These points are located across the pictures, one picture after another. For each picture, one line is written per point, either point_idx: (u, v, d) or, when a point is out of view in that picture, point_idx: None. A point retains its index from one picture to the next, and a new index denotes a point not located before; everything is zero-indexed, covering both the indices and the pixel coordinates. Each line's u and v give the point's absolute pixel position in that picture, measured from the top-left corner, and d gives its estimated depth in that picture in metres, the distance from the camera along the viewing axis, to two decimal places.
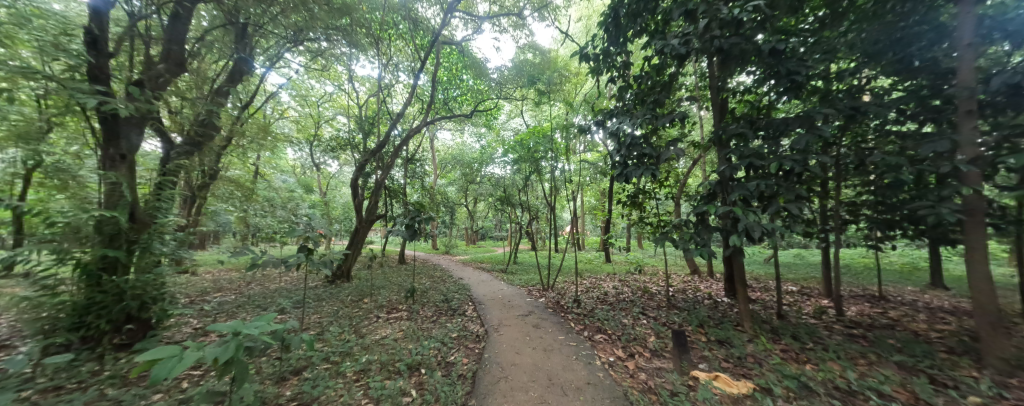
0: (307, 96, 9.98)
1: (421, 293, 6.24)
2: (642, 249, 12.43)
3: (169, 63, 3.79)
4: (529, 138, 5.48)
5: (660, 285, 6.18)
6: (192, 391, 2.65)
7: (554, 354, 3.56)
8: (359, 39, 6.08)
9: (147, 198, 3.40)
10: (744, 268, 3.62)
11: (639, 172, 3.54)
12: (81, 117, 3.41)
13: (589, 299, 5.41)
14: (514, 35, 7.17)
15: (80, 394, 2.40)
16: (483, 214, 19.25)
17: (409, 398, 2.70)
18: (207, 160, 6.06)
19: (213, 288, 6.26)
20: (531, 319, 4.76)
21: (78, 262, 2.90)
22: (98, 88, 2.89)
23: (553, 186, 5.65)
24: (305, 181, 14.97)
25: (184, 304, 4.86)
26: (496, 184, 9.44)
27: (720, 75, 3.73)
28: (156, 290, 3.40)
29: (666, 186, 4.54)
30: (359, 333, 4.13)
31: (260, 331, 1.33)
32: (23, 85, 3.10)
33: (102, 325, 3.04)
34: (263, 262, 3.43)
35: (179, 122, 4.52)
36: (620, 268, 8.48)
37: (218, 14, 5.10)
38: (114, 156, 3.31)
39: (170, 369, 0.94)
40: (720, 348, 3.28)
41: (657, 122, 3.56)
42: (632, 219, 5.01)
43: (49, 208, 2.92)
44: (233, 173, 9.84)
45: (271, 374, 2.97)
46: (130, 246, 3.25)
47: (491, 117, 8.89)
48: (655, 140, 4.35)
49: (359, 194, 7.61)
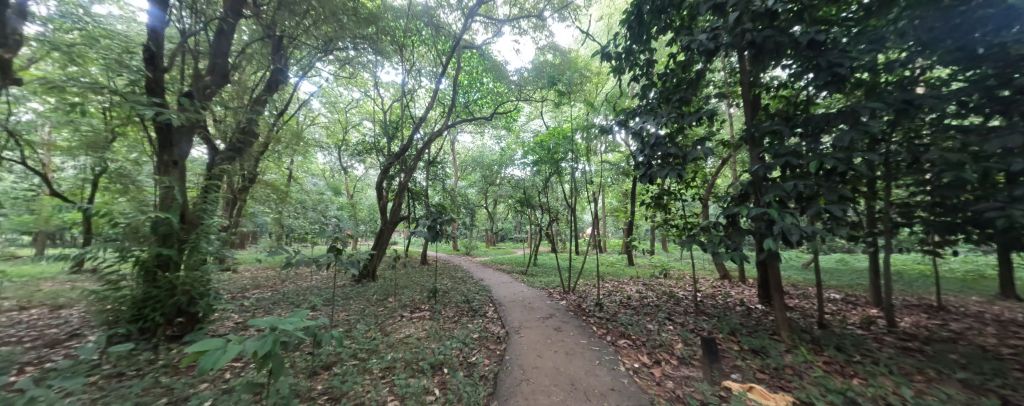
0: (336, 103, 10.45)
1: (443, 293, 6.35)
2: (666, 253, 12.00)
3: (215, 76, 4.06)
4: (549, 139, 5.50)
5: (687, 289, 5.95)
6: (234, 381, 2.84)
7: (577, 358, 3.50)
8: (385, 47, 6.33)
9: (197, 200, 3.66)
10: (780, 273, 3.42)
11: (664, 172, 3.43)
12: (140, 127, 3.75)
13: (612, 303, 5.29)
14: (534, 37, 7.16)
15: (139, 381, 2.64)
16: (502, 216, 19.30)
17: (432, 397, 2.75)
18: (246, 165, 6.49)
19: (252, 285, 6.68)
20: (552, 322, 4.72)
21: (138, 259, 3.17)
22: (155, 101, 3.18)
23: (573, 188, 5.56)
24: (332, 184, 15.68)
25: (228, 300, 5.23)
26: (516, 185, 9.45)
27: (751, 70, 3.54)
28: (203, 286, 3.58)
29: (693, 187, 4.38)
30: (384, 331, 4.26)
31: (294, 327, 1.41)
32: (95, 100, 3.47)
33: (156, 317, 3.28)
34: (297, 262, 3.62)
35: (223, 130, 4.85)
36: (644, 271, 8.26)
37: (257, 28, 5.46)
38: (168, 162, 3.60)
39: (218, 359, 1.03)
40: (755, 357, 3.11)
41: (684, 121, 3.44)
42: (656, 222, 4.87)
43: (115, 211, 3.25)
44: (269, 176, 10.47)
45: (303, 368, 3.13)
46: (181, 245, 3.47)
47: (511, 119, 8.91)
48: (681, 139, 4.20)
49: (384, 196, 7.84)
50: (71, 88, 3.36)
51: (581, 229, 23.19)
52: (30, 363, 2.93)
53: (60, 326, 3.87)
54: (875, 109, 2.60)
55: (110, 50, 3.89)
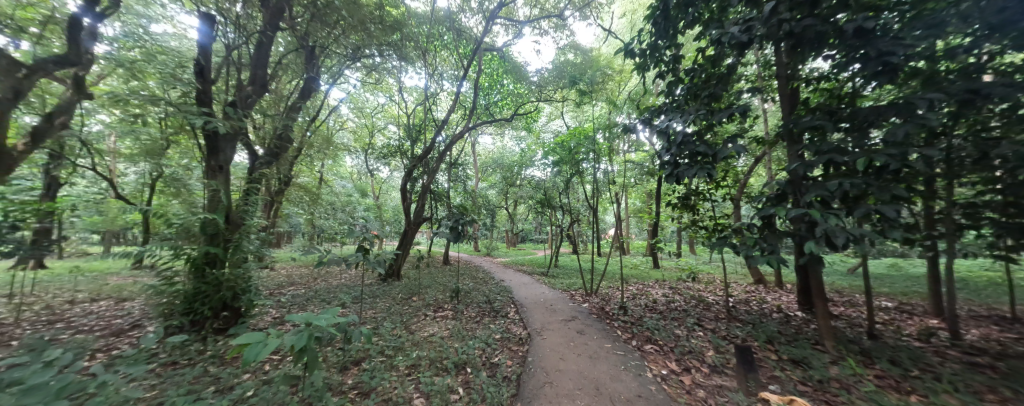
0: (362, 108, 10.87)
1: (465, 293, 6.44)
2: (694, 256, 11.50)
3: (255, 86, 4.34)
4: (570, 139, 5.42)
5: (718, 294, 5.67)
6: (274, 372, 3.02)
7: (601, 362, 3.43)
8: (409, 53, 6.53)
9: (239, 202, 3.91)
10: (823, 279, 3.19)
11: (692, 172, 3.28)
12: (190, 135, 4.06)
13: (637, 307, 5.14)
14: (555, 37, 7.12)
15: (191, 370, 2.86)
16: (523, 217, 19.28)
17: (457, 395, 2.80)
18: (282, 168, 6.89)
19: (288, 282, 7.07)
20: (575, 324, 4.65)
21: (189, 256, 3.44)
22: (204, 111, 3.44)
23: (595, 188, 5.46)
24: (360, 186, 16.32)
25: (266, 296, 5.57)
26: (536, 186, 9.41)
27: (789, 62, 3.32)
28: (245, 283, 3.81)
29: (723, 187, 4.18)
30: (409, 329, 4.36)
31: (327, 322, 1.53)
32: (152, 112, 3.81)
33: (204, 311, 3.55)
34: (328, 261, 3.79)
35: (262, 136, 5.17)
36: (670, 274, 7.98)
37: (292, 40, 5.79)
38: (214, 167, 3.88)
39: (260, 352, 1.18)
40: (796, 368, 2.91)
41: (713, 118, 3.28)
42: (683, 223, 4.69)
43: (169, 212, 3.54)
44: (302, 179, 11.07)
45: (335, 363, 3.27)
46: (226, 244, 3.73)
47: (531, 120, 8.88)
48: (710, 137, 4.01)
49: (407, 197, 8.05)
50: (133, 101, 3.70)
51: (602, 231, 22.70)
52: (101, 350, 3.26)
53: (124, 317, 4.27)
54: (935, 100, 2.36)
55: (164, 65, 4.26)
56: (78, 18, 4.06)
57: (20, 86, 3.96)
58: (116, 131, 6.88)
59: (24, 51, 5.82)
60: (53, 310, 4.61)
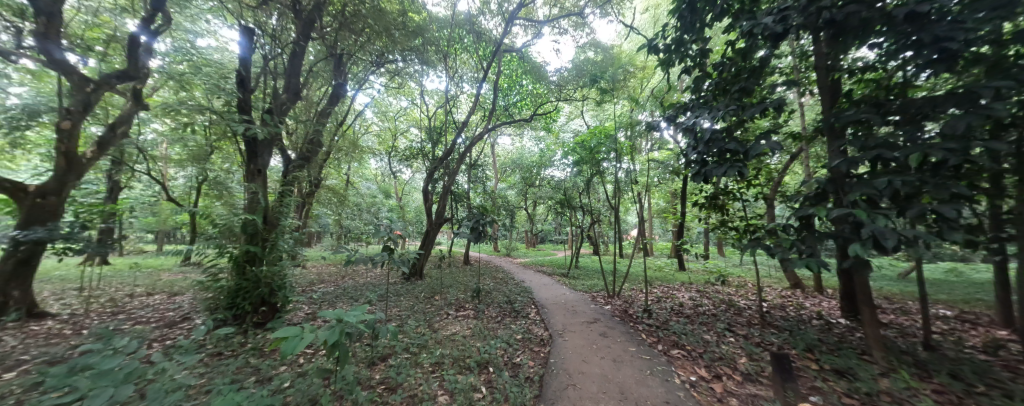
0: (386, 112, 11.23)
1: (486, 293, 6.49)
2: (723, 258, 11.00)
3: (289, 93, 4.58)
4: (591, 138, 5.33)
5: (750, 298, 5.40)
6: (308, 365, 3.19)
7: (625, 366, 3.36)
8: (430, 57, 6.70)
9: (275, 203, 4.14)
10: (870, 285, 2.95)
11: (721, 171, 3.10)
12: (233, 141, 4.36)
13: (662, 310, 4.99)
14: (575, 35, 7.05)
15: (234, 361, 3.07)
16: (542, 217, 19.21)
17: (480, 394, 2.83)
18: (313, 171, 7.24)
19: (318, 280, 7.42)
20: (598, 327, 4.57)
21: (232, 254, 3.69)
22: (243, 118, 3.67)
23: (616, 188, 5.35)
24: (383, 187, 16.88)
25: (299, 293, 5.88)
26: (556, 186, 9.34)
27: (829, 52, 3.09)
28: (280, 280, 4.02)
29: (755, 185, 3.97)
30: (432, 327, 4.46)
31: (357, 319, 1.60)
32: (197, 121, 4.11)
33: (245, 305, 3.78)
34: (356, 260, 3.94)
35: (295, 141, 5.45)
36: (697, 277, 7.68)
37: (322, 49, 6.07)
38: (253, 170, 4.13)
39: (297, 345, 1.25)
40: (839, 379, 2.72)
41: (745, 114, 3.11)
42: (711, 224, 4.50)
43: (213, 214, 3.81)
44: (330, 181, 11.61)
45: (363, 358, 3.39)
46: (264, 243, 3.96)
47: (551, 119, 8.85)
48: (740, 134, 3.82)
49: (429, 198, 8.23)
50: (182, 111, 4.01)
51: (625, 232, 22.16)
52: (157, 339, 3.55)
53: (175, 310, 4.64)
54: (1004, 89, 2.11)
55: (209, 77, 4.59)
56: (136, 37, 4.47)
57: (89, 100, 4.44)
58: (167, 139, 7.50)
59: (93, 68, 6.46)
60: (117, 302, 5.09)
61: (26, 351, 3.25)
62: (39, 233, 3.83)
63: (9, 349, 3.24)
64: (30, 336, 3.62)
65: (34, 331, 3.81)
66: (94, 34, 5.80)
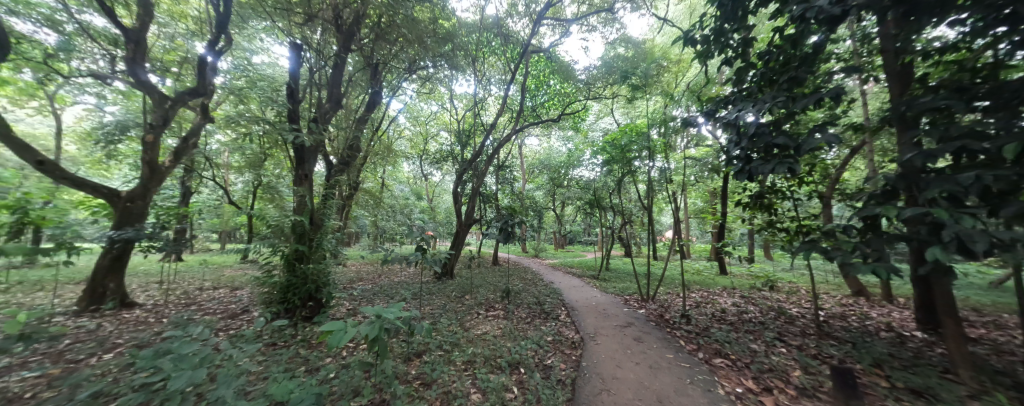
0: (417, 117, 11.67)
1: (515, 293, 6.52)
2: (771, 262, 10.17)
3: (332, 102, 4.89)
4: (621, 136, 5.17)
5: (803, 306, 4.94)
6: (350, 358, 3.39)
7: (663, 373, 3.22)
8: (459, 62, 6.87)
9: (320, 206, 4.43)
10: (955, 294, 2.58)
11: (768, 168, 2.80)
12: (283, 149, 4.73)
13: (702, 316, 4.72)
14: (604, 32, 6.90)
15: (287, 351, 3.34)
16: (571, 218, 18.99)
17: (512, 394, 2.83)
18: (352, 175, 7.69)
19: (357, 278, 7.85)
20: (632, 331, 4.42)
21: (284, 252, 4.01)
22: (292, 128, 3.97)
23: (649, 188, 5.15)
24: (416, 189, 17.56)
25: (341, 290, 6.26)
26: (585, 186, 9.17)
27: (898, 33, 2.74)
28: (325, 277, 4.28)
29: (807, 183, 3.64)
30: (464, 326, 4.54)
31: (395, 316, 1.68)
32: (254, 131, 4.51)
33: (296, 300, 4.08)
34: (392, 259, 4.11)
35: (336, 148, 5.79)
36: (740, 281, 7.18)
37: (359, 60, 6.43)
38: (302, 175, 4.48)
39: (342, 337, 1.35)
40: (917, 400, 2.40)
41: (796, 106, 2.81)
42: (756, 225, 4.19)
43: (268, 215, 4.17)
44: (367, 184, 12.28)
45: (400, 354, 3.54)
46: (311, 242, 4.25)
47: (579, 119, 8.73)
48: (790, 128, 3.51)
49: (459, 200, 8.41)
50: (241, 123, 4.43)
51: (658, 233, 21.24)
52: (224, 329, 3.95)
53: (236, 303, 5.12)
54: None
55: (264, 91, 5.04)
56: (204, 57, 5.00)
57: (167, 115, 5.04)
58: (228, 148, 8.32)
59: (169, 87, 7.35)
60: (189, 295, 5.73)
61: (121, 335, 3.75)
62: (131, 232, 4.42)
63: (108, 333, 3.76)
64: (123, 322, 4.18)
65: (126, 318, 4.38)
66: (171, 57, 6.59)
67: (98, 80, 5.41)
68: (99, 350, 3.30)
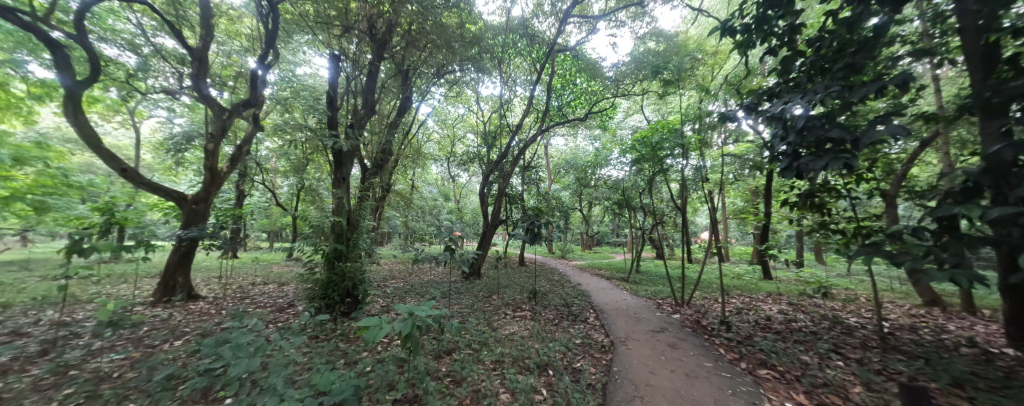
0: (445, 120, 11.97)
1: (543, 295, 6.48)
2: (824, 266, 9.29)
3: (367, 108, 5.13)
4: (652, 133, 4.98)
5: (863, 316, 4.48)
6: (384, 353, 3.54)
7: (701, 383, 3.04)
8: (486, 64, 6.97)
9: (356, 207, 4.67)
10: None
11: (820, 164, 2.44)
12: (324, 153, 5.03)
13: (743, 324, 4.43)
14: (633, 27, 6.69)
15: (328, 344, 3.55)
16: (599, 219, 18.57)
17: (541, 396, 2.81)
18: (385, 177, 8.04)
19: (391, 276, 8.20)
20: (666, 337, 4.24)
21: (324, 251, 4.25)
22: (333, 134, 4.22)
23: (683, 187, 4.92)
24: (443, 191, 18.04)
25: (376, 287, 6.56)
26: (614, 186, 8.94)
27: (982, 8, 2.40)
28: (361, 275, 4.49)
29: (866, 179, 3.30)
30: (491, 326, 4.58)
31: (426, 314, 1.76)
32: (298, 137, 4.84)
33: (335, 296, 4.31)
34: (423, 258, 4.23)
35: (371, 152, 6.07)
36: (787, 287, 6.65)
37: (392, 67, 6.71)
38: (340, 178, 4.75)
39: (378, 333, 1.47)
40: None
41: (854, 95, 2.46)
42: (806, 226, 3.86)
43: (310, 216, 4.46)
44: (399, 186, 12.80)
45: (431, 350, 3.64)
46: (349, 241, 4.47)
47: (607, 117, 8.54)
48: (847, 119, 3.19)
49: (485, 201, 8.50)
50: (287, 130, 4.78)
51: (693, 235, 20.13)
52: (274, 321, 4.28)
53: (283, 298, 5.52)
54: None
55: (307, 101, 5.40)
56: (256, 71, 5.45)
57: (224, 125, 5.55)
58: (275, 154, 9.03)
59: (226, 99, 8.11)
60: (243, 289, 6.26)
61: (188, 324, 4.16)
62: (195, 232, 4.88)
63: (178, 322, 4.20)
64: (190, 313, 4.65)
65: (193, 309, 4.87)
66: (227, 72, 7.27)
67: (169, 96, 6.07)
68: (170, 337, 3.68)
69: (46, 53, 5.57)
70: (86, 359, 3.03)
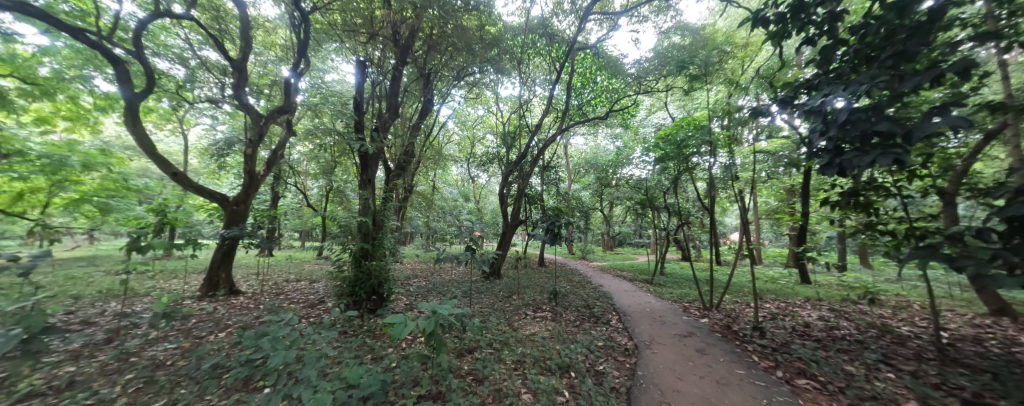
0: (465, 121, 12.14)
1: (563, 296, 6.42)
2: (871, 271, 8.58)
3: (390, 112, 5.29)
4: (678, 131, 4.82)
5: (917, 325, 4.10)
6: (408, 350, 3.63)
7: (733, 390, 2.90)
8: (505, 65, 7.02)
9: (381, 207, 4.82)
10: None
11: (865, 161, 2.20)
12: (351, 156, 5.24)
13: (779, 330, 4.20)
14: (657, 21, 6.50)
15: (356, 339, 3.69)
16: (620, 219, 18.15)
17: (563, 398, 2.78)
18: (408, 179, 8.26)
19: (414, 275, 8.41)
20: (693, 342, 4.08)
21: (352, 250, 4.42)
22: (360, 137, 4.39)
23: (711, 186, 4.72)
24: (463, 191, 18.29)
25: (400, 286, 6.76)
26: (636, 185, 8.73)
27: None
28: (386, 273, 4.63)
29: (919, 176, 3.03)
30: (512, 326, 4.60)
31: (448, 311, 1.83)
32: (327, 141, 5.06)
33: (362, 293, 4.47)
34: (445, 257, 4.31)
35: (395, 154, 6.26)
36: (828, 292, 6.21)
37: (414, 71, 6.87)
38: (366, 180, 4.92)
39: (402, 329, 1.58)
40: None
41: (904, 85, 2.24)
42: (849, 227, 3.60)
43: (339, 216, 4.66)
44: (420, 187, 13.11)
45: (453, 348, 3.68)
46: (375, 241, 4.62)
47: (629, 115, 8.36)
48: (898, 111, 2.94)
49: (505, 201, 8.53)
50: (317, 135, 5.02)
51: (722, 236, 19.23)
52: (307, 316, 4.52)
53: (314, 294, 5.80)
54: None
55: (335, 106, 5.66)
56: (289, 79, 5.77)
57: (261, 130, 5.90)
58: (306, 157, 9.50)
59: (261, 106, 8.63)
60: (278, 285, 6.63)
61: (230, 317, 4.46)
62: (236, 231, 5.22)
63: (222, 315, 4.52)
64: (232, 307, 4.98)
65: (234, 303, 5.22)
66: (263, 81, 7.73)
67: (213, 105, 6.53)
68: (215, 329, 3.97)
69: (109, 68, 6.12)
70: (143, 347, 3.31)
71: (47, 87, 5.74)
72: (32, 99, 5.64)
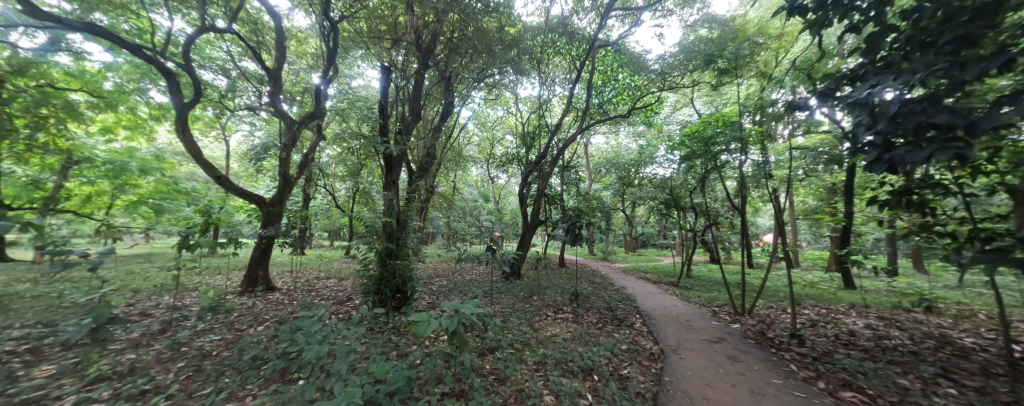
0: (485, 122, 12.25)
1: (585, 297, 6.33)
2: (927, 276, 7.82)
3: (413, 115, 5.43)
4: (706, 128, 4.65)
5: (982, 336, 3.71)
6: (432, 347, 3.70)
7: (769, 400, 2.74)
8: (524, 66, 7.04)
9: (405, 208, 4.95)
10: None
11: (921, 155, 1.96)
12: (377, 159, 5.43)
13: (819, 338, 3.93)
14: (682, 15, 6.28)
15: (381, 336, 3.81)
16: (643, 220, 17.64)
17: (587, 401, 2.74)
18: (430, 180, 8.44)
19: (436, 274, 8.59)
20: (724, 348, 3.90)
21: (377, 249, 4.56)
22: (385, 140, 4.53)
23: (743, 185, 4.51)
24: (483, 192, 18.46)
25: (422, 285, 6.91)
26: (660, 184, 8.48)
27: None
28: (409, 272, 4.74)
29: (984, 172, 2.75)
30: (534, 327, 4.59)
31: (470, 311, 1.82)
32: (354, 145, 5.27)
33: (387, 292, 4.61)
34: (466, 257, 4.37)
35: (417, 156, 6.41)
36: (875, 299, 5.73)
37: (435, 74, 7.02)
38: (390, 181, 5.07)
39: (426, 328, 1.60)
40: None
41: (965, 72, 2.03)
42: (900, 229, 3.32)
43: (365, 217, 4.83)
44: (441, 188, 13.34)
45: (475, 348, 3.72)
46: (398, 241, 4.74)
47: (652, 112, 8.12)
48: (960, 101, 2.67)
49: (525, 201, 8.53)
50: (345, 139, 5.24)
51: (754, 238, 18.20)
52: (336, 312, 4.72)
53: (343, 291, 6.06)
54: None
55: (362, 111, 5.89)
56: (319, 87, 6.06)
57: (293, 135, 6.23)
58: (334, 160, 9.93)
59: (294, 113, 9.13)
60: (310, 282, 6.98)
61: (268, 312, 4.74)
62: (272, 231, 5.55)
63: (261, 309, 4.82)
64: (269, 302, 5.29)
65: (271, 298, 5.56)
66: (295, 89, 8.16)
67: (251, 112, 6.97)
68: (255, 322, 4.23)
69: (161, 81, 6.69)
70: (193, 338, 3.59)
71: (111, 100, 6.30)
72: (98, 110, 6.23)
